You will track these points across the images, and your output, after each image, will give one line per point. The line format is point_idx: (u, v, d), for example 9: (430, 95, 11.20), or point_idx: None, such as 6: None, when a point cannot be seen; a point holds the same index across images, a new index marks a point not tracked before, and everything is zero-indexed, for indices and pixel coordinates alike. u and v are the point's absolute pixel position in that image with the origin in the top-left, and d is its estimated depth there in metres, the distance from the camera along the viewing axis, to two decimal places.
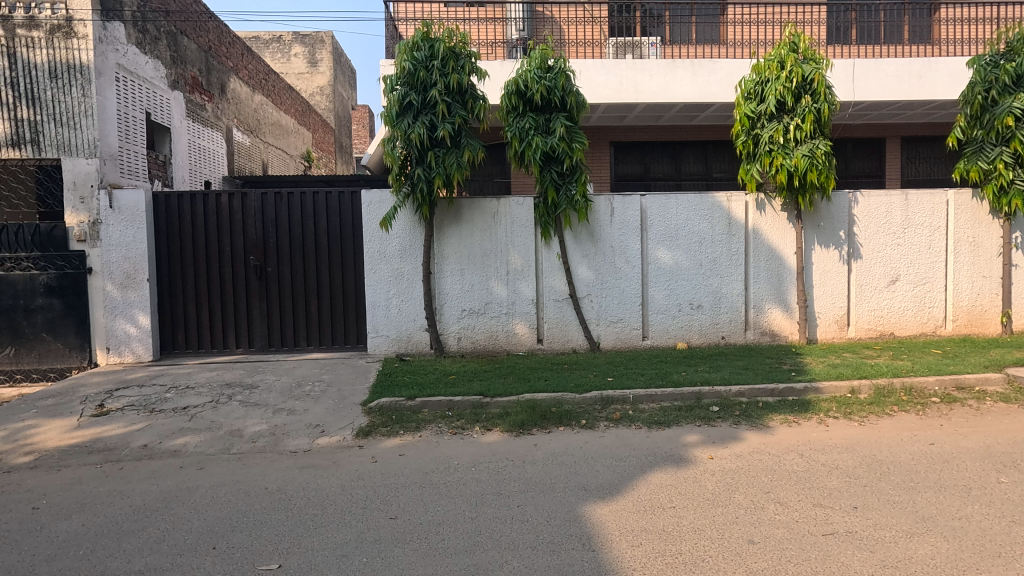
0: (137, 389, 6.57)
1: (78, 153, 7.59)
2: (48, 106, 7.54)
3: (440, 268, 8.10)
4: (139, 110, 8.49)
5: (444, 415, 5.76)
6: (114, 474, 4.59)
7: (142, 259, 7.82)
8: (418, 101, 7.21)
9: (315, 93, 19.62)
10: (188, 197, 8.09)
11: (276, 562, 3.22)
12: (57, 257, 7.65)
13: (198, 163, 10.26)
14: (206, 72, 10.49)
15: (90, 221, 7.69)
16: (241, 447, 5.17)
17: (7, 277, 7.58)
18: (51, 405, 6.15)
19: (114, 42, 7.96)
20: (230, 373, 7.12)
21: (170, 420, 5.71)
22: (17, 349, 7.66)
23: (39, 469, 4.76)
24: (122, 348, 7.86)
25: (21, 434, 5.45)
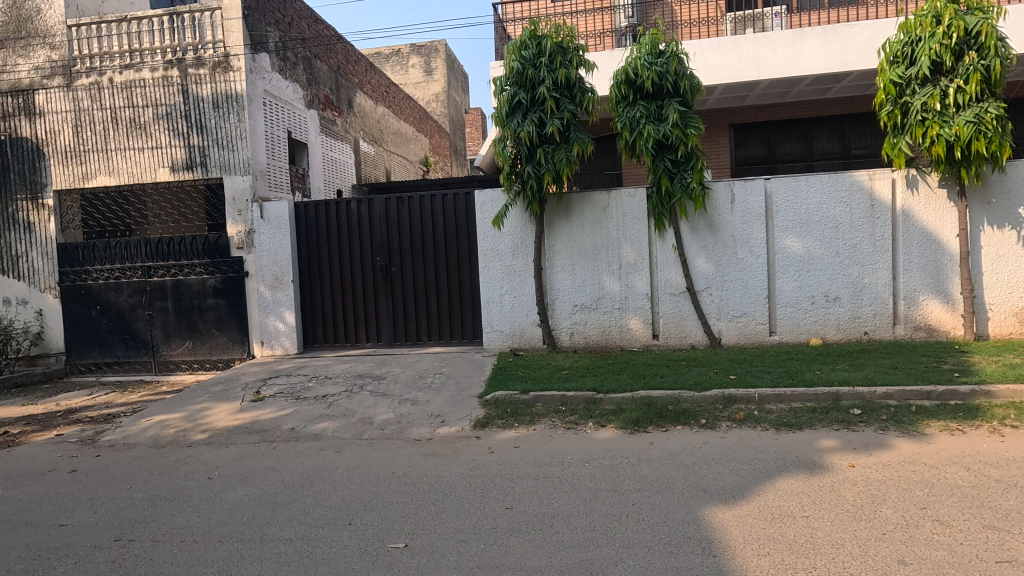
0: (286, 378, 7.40)
1: (236, 171, 8.73)
2: (213, 132, 8.74)
3: (551, 264, 8.15)
4: (283, 129, 9.54)
5: (558, 410, 5.80)
6: (269, 453, 5.22)
7: (287, 263, 8.78)
8: (527, 99, 7.29)
9: (431, 100, 20.65)
10: (323, 205, 8.93)
11: (403, 541, 3.44)
12: (222, 262, 8.83)
13: (332, 174, 11.27)
14: (336, 90, 11.50)
15: (246, 231, 8.79)
16: (372, 433, 5.62)
17: (185, 282, 8.91)
18: (220, 391, 7.14)
19: (261, 71, 9.02)
20: (362, 365, 7.75)
21: (313, 406, 6.36)
22: (195, 342, 8.97)
23: (212, 445, 5.55)
24: (273, 342, 8.88)
25: (198, 414, 6.41)
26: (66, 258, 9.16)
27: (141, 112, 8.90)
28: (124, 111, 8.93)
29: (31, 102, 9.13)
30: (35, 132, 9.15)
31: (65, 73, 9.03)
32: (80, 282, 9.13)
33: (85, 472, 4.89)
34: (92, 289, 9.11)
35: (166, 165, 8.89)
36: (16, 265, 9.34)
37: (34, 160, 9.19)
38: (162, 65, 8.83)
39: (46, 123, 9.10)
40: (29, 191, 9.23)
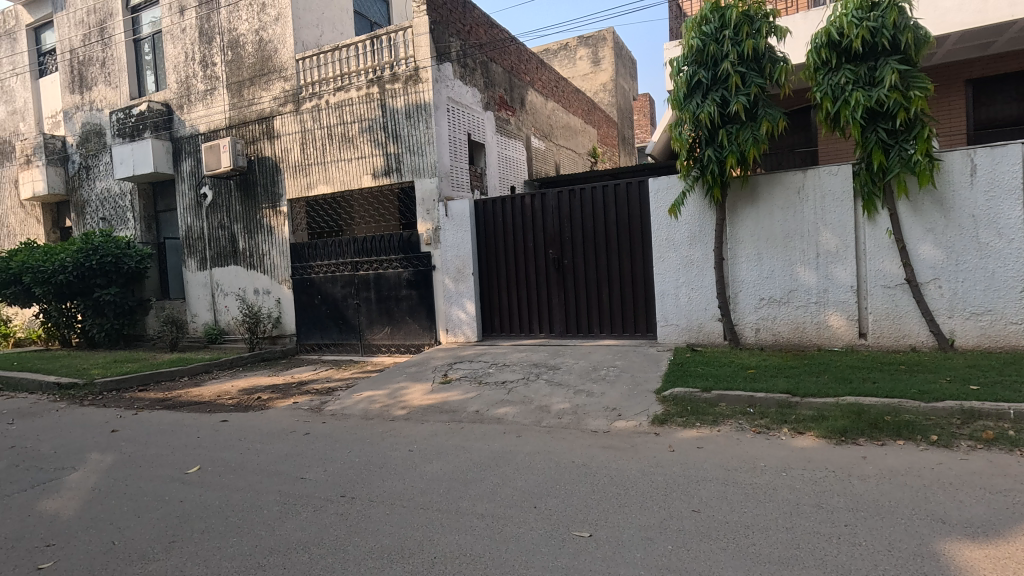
0: (469, 364, 7.98)
1: (425, 174, 9.62)
2: (406, 140, 9.74)
3: (733, 254, 7.55)
4: (464, 132, 10.24)
5: (745, 411, 5.37)
6: (458, 432, 5.68)
7: (468, 257, 9.42)
8: (708, 78, 6.81)
9: (599, 90, 20.50)
10: (500, 201, 9.39)
11: (587, 531, 3.47)
12: (414, 257, 9.82)
13: (506, 171, 11.81)
14: (509, 90, 12.00)
15: (433, 228, 9.62)
16: (550, 421, 5.79)
17: (384, 275, 10.10)
18: (414, 372, 7.96)
19: (446, 79, 9.78)
20: (537, 354, 8.02)
21: (494, 391, 6.76)
22: (392, 328, 10.13)
23: (410, 420, 6.22)
24: (456, 330, 9.62)
25: (398, 392, 7.24)
26: (296, 255, 10.99)
27: (350, 128, 10.25)
28: (337, 127, 10.37)
29: (271, 127, 11.08)
30: (274, 152, 11.08)
31: (294, 100, 10.78)
32: (307, 275, 10.88)
33: (316, 435, 5.83)
34: (315, 281, 10.80)
35: (369, 172, 10.11)
36: (262, 262, 11.45)
37: (273, 175, 11.15)
38: (366, 84, 10.05)
39: (281, 143, 10.97)
40: (271, 201, 11.23)
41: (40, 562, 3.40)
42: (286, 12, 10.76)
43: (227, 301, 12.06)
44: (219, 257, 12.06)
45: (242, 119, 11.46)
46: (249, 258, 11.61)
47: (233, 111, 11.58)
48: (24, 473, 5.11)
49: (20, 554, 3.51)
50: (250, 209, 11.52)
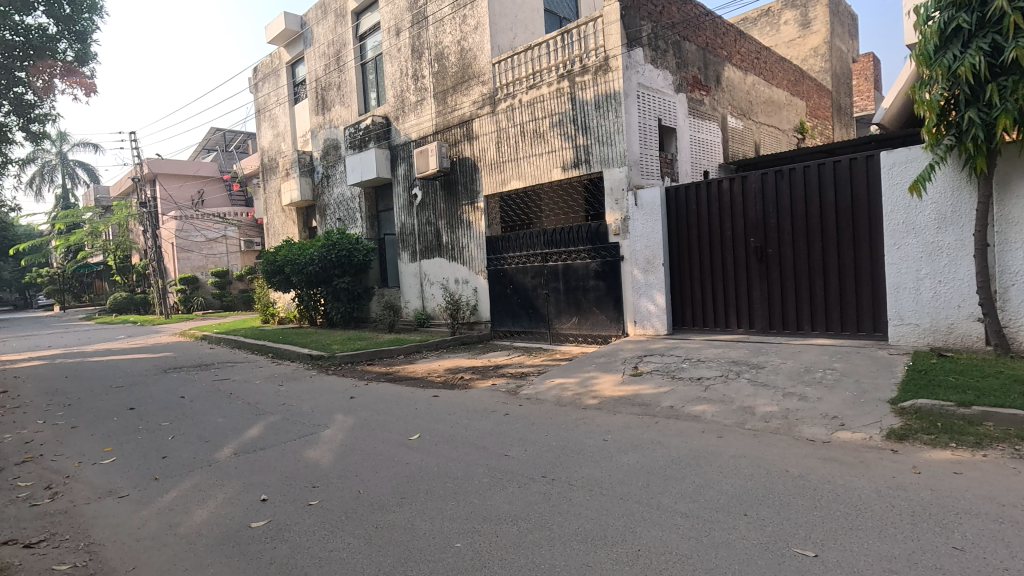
0: (661, 357, 7.73)
1: (614, 164, 9.52)
2: (595, 131, 9.75)
3: (1003, 238, 6.08)
4: (654, 117, 9.88)
5: (1022, 436, 4.31)
6: (653, 426, 5.53)
7: (658, 246, 9.11)
8: (971, 22, 5.53)
9: (808, 56, 18.14)
10: (694, 187, 8.89)
11: (812, 550, 3.11)
12: (602, 248, 9.81)
13: (699, 155, 11.08)
14: (704, 68, 11.25)
15: (622, 218, 9.48)
16: (755, 424, 5.32)
17: (573, 266, 10.29)
18: (603, 363, 8.00)
19: (636, 65, 9.54)
20: (736, 351, 7.44)
21: (690, 387, 6.45)
22: (580, 318, 10.29)
23: (602, 410, 6.25)
24: (645, 322, 9.38)
25: (589, 381, 7.33)
26: (492, 248, 11.78)
27: (541, 123, 10.61)
28: (529, 124, 10.82)
29: (470, 129, 12.01)
30: (473, 152, 11.99)
31: (490, 103, 11.51)
32: (501, 266, 11.62)
33: (515, 416, 6.19)
34: (508, 272, 11.48)
35: (559, 165, 10.36)
36: (462, 254, 12.51)
37: (472, 173, 12.06)
38: (557, 80, 10.30)
39: (479, 144, 11.82)
40: (470, 197, 12.18)
41: (310, 499, 4.17)
42: (484, 20, 11.52)
43: (433, 290, 13.46)
44: (426, 251, 13.50)
45: (446, 124, 12.62)
46: (451, 251, 12.78)
47: (439, 117, 12.81)
48: (293, 425, 6.34)
49: (296, 491, 4.36)
50: (452, 206, 12.65)
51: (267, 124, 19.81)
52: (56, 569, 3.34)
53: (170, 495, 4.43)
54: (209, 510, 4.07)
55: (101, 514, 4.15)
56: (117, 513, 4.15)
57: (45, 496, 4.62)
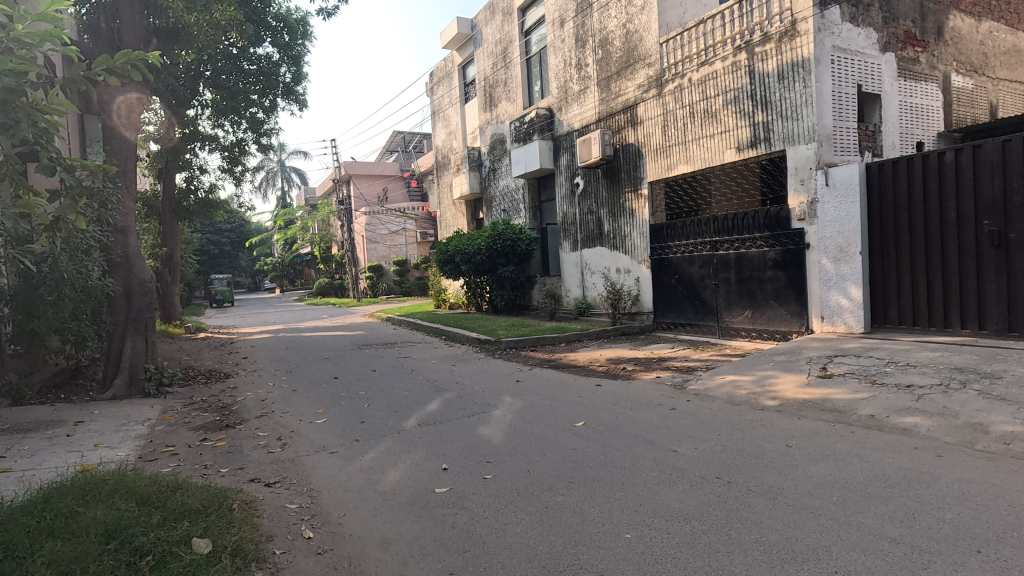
0: (856, 359, 6.78)
1: (800, 140, 8.54)
2: (777, 105, 8.83)
3: None
4: (853, 84, 8.61)
5: None
6: (848, 436, 4.89)
7: (855, 232, 7.98)
8: None
9: None
10: (905, 162, 7.66)
11: None
12: (783, 235, 8.89)
13: (911, 124, 9.39)
14: (921, 20, 9.49)
15: (809, 201, 8.48)
16: (989, 446, 4.41)
17: (747, 254, 9.48)
18: (784, 362, 7.27)
19: (831, 26, 8.40)
20: (959, 356, 6.22)
21: (896, 395, 5.57)
22: (754, 312, 9.46)
23: (784, 413, 5.69)
24: (836, 318, 8.30)
25: (767, 380, 6.72)
26: (656, 236, 11.37)
27: (713, 102, 9.91)
28: (699, 104, 10.17)
29: (635, 114, 11.66)
30: (638, 137, 11.63)
31: (657, 85, 11.06)
32: (665, 255, 11.17)
33: (682, 411, 5.93)
34: (673, 261, 10.99)
35: (733, 146, 9.59)
36: (624, 243, 12.26)
37: (636, 160, 11.72)
38: (732, 53, 9.52)
39: (644, 129, 11.44)
40: (633, 184, 11.85)
41: (485, 473, 4.47)
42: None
43: (594, 279, 13.42)
44: (587, 240, 13.49)
45: (610, 111, 12.42)
46: (613, 240, 12.59)
47: (602, 104, 12.66)
48: (466, 403, 6.83)
49: (472, 464, 4.69)
50: (614, 194, 12.43)
51: (441, 124, 21.40)
52: (288, 506, 4.03)
53: (369, 456, 5.06)
54: (400, 473, 4.57)
55: (318, 466, 4.90)
56: (330, 467, 4.86)
57: (277, 446, 5.59)
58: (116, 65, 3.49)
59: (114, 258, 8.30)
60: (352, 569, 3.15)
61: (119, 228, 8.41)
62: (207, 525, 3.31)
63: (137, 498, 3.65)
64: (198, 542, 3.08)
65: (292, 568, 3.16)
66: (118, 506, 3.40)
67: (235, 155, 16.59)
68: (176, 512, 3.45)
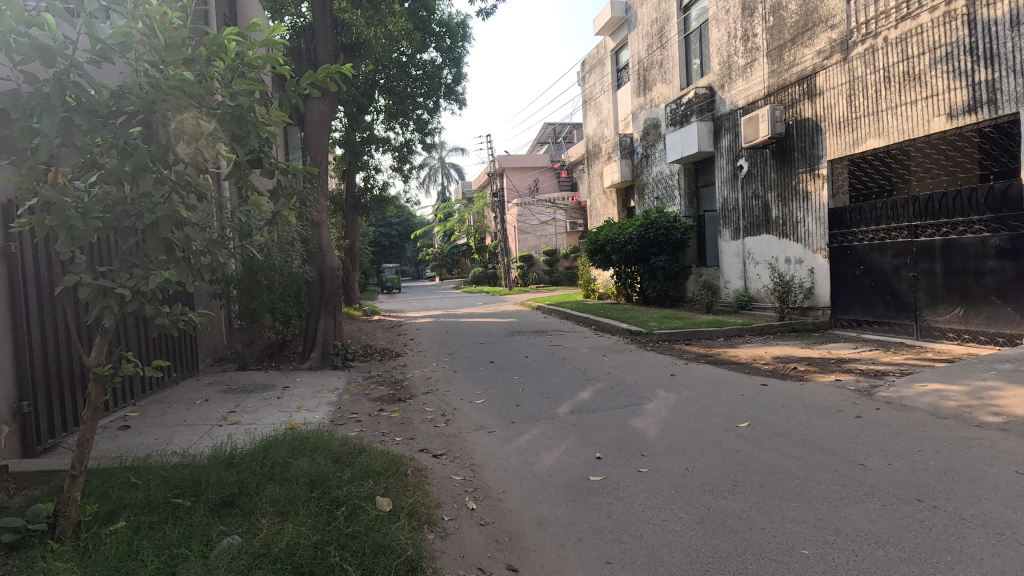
0: None
1: None
2: (1009, 58, 7.33)
3: None
4: None
5: None
6: None
7: None
8: None
9: None
10: None
11: None
12: (1012, 217, 7.35)
13: None
14: None
15: None
16: None
17: (959, 242, 7.99)
18: (1011, 371, 6.00)
19: None
20: None
21: None
22: (967, 310, 7.96)
23: (1010, 432, 4.69)
24: None
25: (987, 393, 5.59)
26: (836, 221, 10.09)
27: (917, 62, 8.46)
28: (897, 66, 8.75)
29: (813, 85, 10.41)
30: (816, 110, 10.37)
31: (842, 49, 9.75)
32: (848, 243, 9.87)
33: (870, 420, 5.19)
34: (857, 250, 9.67)
35: (943, 112, 8.11)
36: (796, 230, 11.05)
37: (814, 136, 10.45)
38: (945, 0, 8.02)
39: (824, 101, 10.17)
40: (808, 164, 10.60)
41: (640, 466, 4.37)
42: None
43: (758, 270, 12.34)
44: (752, 227, 12.42)
45: (782, 84, 11.25)
46: (782, 227, 11.43)
47: (772, 77, 11.50)
48: (619, 394, 6.74)
49: (627, 455, 4.62)
50: (785, 176, 11.25)
51: (592, 112, 21.22)
52: (453, 477, 4.35)
53: (525, 438, 5.25)
54: (555, 457, 4.67)
55: (478, 443, 5.21)
56: (489, 445, 5.13)
57: (442, 421, 6.05)
58: (318, 79, 3.96)
59: (311, 249, 9.64)
60: (513, 544, 3.30)
61: (315, 223, 9.73)
62: (387, 486, 3.70)
63: (332, 456, 4.21)
64: (381, 500, 3.46)
65: (459, 534, 3.40)
66: (319, 461, 3.96)
67: (404, 154, 18.19)
68: (362, 471, 3.91)
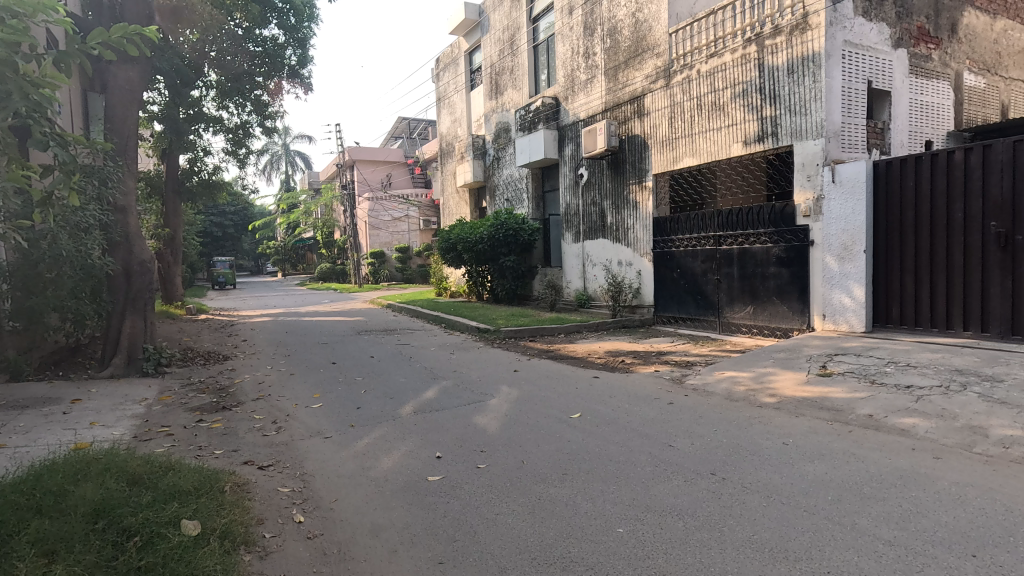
0: (856, 357, 6.76)
1: (808, 136, 8.46)
2: (786, 99, 8.75)
3: None
4: (862, 79, 8.46)
5: None
6: (846, 434, 4.81)
7: (860, 231, 7.94)
8: None
9: None
10: (912, 160, 7.61)
11: None
12: (788, 231, 8.83)
13: (922, 122, 9.15)
14: (935, 16, 9.23)
15: (814, 198, 8.44)
16: (987, 450, 4.32)
17: (751, 250, 9.43)
18: (784, 358, 7.26)
19: (843, 20, 8.28)
20: (960, 359, 6.17)
21: (896, 396, 5.48)
22: (755, 308, 9.43)
23: (782, 410, 5.59)
24: (837, 316, 8.27)
25: (767, 377, 6.68)
26: (659, 229, 11.29)
27: (721, 95, 9.80)
28: (707, 96, 10.06)
29: (642, 105, 11.54)
30: (644, 129, 11.51)
31: (665, 75, 10.94)
32: (668, 249, 11.11)
33: (682, 406, 5.88)
34: (675, 255, 10.94)
35: (740, 140, 9.49)
36: (627, 235, 12.17)
37: (642, 151, 11.60)
38: (743, 44, 9.39)
39: (651, 120, 11.32)
40: (638, 176, 11.74)
41: (479, 462, 4.45)
42: None
43: (595, 271, 13.36)
44: (590, 231, 13.39)
45: (617, 102, 12.29)
46: (616, 232, 12.50)
47: (609, 95, 12.53)
48: (464, 392, 6.80)
49: (467, 453, 4.68)
50: (619, 185, 12.30)
51: (446, 111, 21.21)
52: (280, 490, 4.02)
53: (363, 442, 5.04)
54: (393, 460, 4.55)
55: (313, 450, 4.90)
56: (323, 452, 4.84)
57: (272, 430, 5.57)
58: (113, 39, 3.34)
59: (114, 237, 8.25)
60: (342, 555, 3.14)
61: (119, 207, 8.35)
62: (196, 507, 3.28)
63: (127, 478, 3.63)
64: (187, 524, 3.06)
65: (281, 552, 3.15)
66: (108, 485, 3.38)
67: (239, 137, 16.49)
68: (167, 492, 3.43)
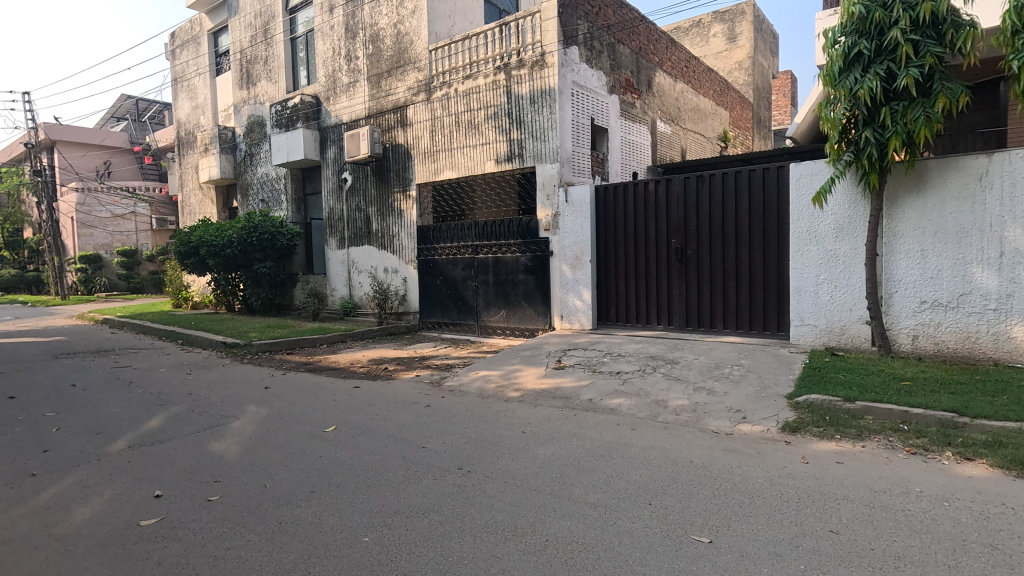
0: (583, 351, 7.94)
1: (546, 160, 9.66)
2: (529, 126, 9.85)
3: (889, 249, 6.76)
4: (586, 116, 10.02)
5: (897, 429, 4.77)
6: (571, 417, 5.62)
7: (586, 244, 9.38)
8: (870, 50, 6.07)
9: (733, 69, 18.34)
10: (621, 187, 9.29)
11: (708, 536, 3.20)
12: (533, 243, 9.90)
13: (630, 155, 11.26)
14: (636, 72, 11.45)
15: (553, 214, 9.67)
16: (666, 417, 5.53)
17: (503, 258, 10.33)
18: (529, 356, 8.13)
19: (571, 63, 9.69)
20: (654, 347, 7.75)
21: (609, 381, 6.63)
22: (508, 311, 10.36)
23: (524, 402, 6.26)
24: (572, 317, 9.61)
25: (514, 374, 7.39)
26: (423, 237, 11.61)
27: (476, 115, 10.56)
28: (464, 114, 10.73)
29: (405, 115, 11.73)
30: (407, 139, 11.72)
31: (426, 89, 11.32)
32: (431, 257, 11.48)
33: (438, 407, 6.14)
34: (438, 263, 11.36)
35: (493, 158, 10.36)
36: (392, 243, 12.21)
37: (405, 161, 11.79)
38: (494, 71, 10.27)
39: (413, 131, 11.59)
40: (402, 185, 11.89)
41: (210, 495, 3.95)
42: (422, 5, 11.31)
43: (361, 278, 13.07)
44: (355, 237, 13.06)
45: (380, 109, 12.26)
46: (381, 239, 12.43)
47: (372, 101, 12.43)
48: (199, 416, 5.96)
49: (195, 486, 4.10)
50: (383, 193, 12.28)
51: (185, 94, 18.41)
52: None
53: (47, 493, 4.03)
54: (91, 509, 3.74)
55: None
56: None
57: None
58: None
59: None
60: None
61: None
62: None
63: None
64: None
65: None
66: None
67: None
68: None
